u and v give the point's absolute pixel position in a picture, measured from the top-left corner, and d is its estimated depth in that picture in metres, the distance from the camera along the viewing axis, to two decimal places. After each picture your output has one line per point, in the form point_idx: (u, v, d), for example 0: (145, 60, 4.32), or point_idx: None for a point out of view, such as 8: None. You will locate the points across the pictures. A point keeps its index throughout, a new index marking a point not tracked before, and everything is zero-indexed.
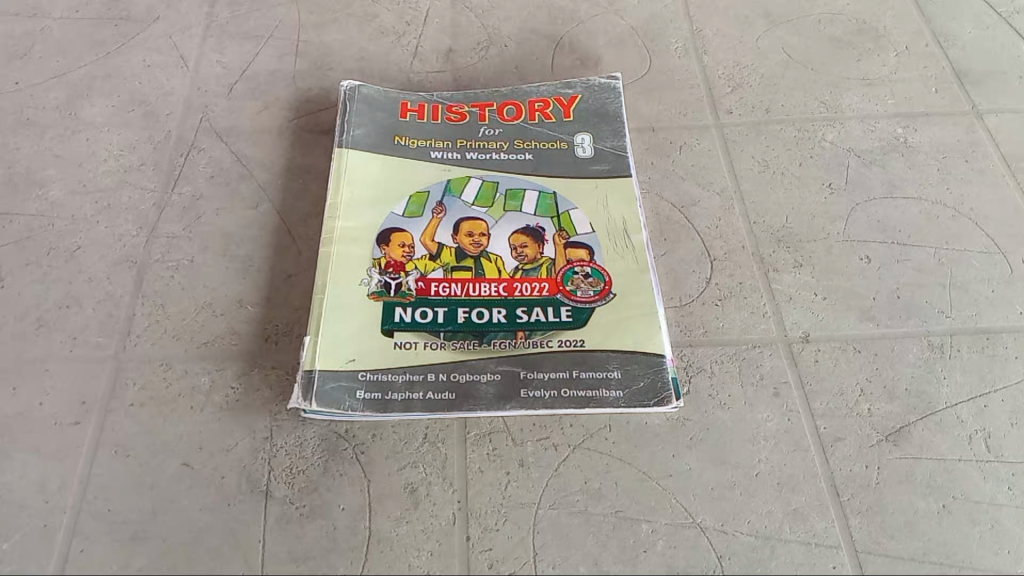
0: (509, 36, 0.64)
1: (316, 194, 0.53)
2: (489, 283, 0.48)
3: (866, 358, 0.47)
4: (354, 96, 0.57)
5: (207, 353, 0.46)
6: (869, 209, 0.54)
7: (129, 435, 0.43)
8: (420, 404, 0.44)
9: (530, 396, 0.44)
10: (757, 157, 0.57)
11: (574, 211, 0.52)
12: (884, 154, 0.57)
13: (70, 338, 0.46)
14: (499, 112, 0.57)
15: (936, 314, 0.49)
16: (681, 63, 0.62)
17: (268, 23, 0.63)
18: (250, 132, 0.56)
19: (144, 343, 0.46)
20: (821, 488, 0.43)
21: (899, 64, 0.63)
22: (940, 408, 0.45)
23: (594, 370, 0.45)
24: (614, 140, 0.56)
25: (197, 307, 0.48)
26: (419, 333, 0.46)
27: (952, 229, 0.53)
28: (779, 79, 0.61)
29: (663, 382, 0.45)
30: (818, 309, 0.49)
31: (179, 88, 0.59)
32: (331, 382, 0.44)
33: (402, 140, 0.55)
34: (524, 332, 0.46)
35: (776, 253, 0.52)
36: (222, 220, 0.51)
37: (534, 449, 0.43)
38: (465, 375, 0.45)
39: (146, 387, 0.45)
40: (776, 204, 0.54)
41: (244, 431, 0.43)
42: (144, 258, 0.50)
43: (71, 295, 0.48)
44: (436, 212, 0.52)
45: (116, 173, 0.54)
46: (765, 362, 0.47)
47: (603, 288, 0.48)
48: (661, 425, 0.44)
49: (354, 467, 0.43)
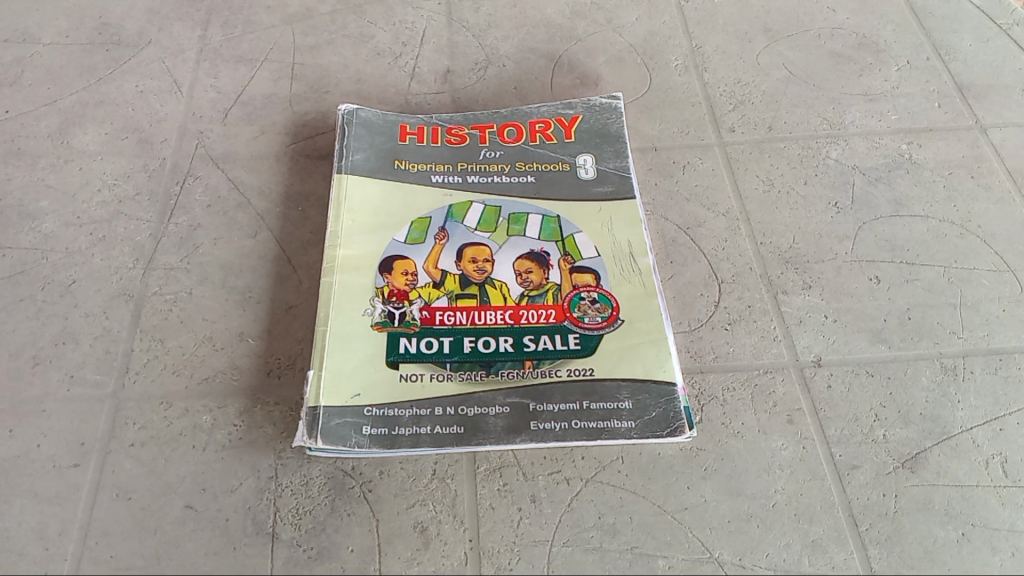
0: (507, 55, 0.63)
1: (315, 221, 0.52)
2: (495, 311, 0.48)
3: (879, 383, 0.46)
4: (353, 119, 0.56)
5: (208, 390, 0.45)
6: (876, 227, 0.53)
7: (131, 477, 0.42)
8: (428, 439, 0.43)
9: (540, 429, 0.43)
10: (762, 176, 0.56)
11: (579, 235, 0.51)
12: (889, 171, 0.57)
13: (68, 377, 0.45)
14: (500, 134, 0.57)
15: (948, 335, 0.48)
16: (682, 81, 0.62)
17: (262, 46, 0.62)
18: (247, 158, 0.55)
19: (143, 380, 0.45)
20: (839, 519, 0.42)
21: (901, 78, 0.62)
22: (956, 432, 0.45)
23: (604, 400, 0.44)
24: (617, 161, 0.55)
25: (197, 342, 0.47)
26: (424, 364, 0.45)
27: (961, 247, 0.53)
28: (781, 96, 0.61)
29: (675, 412, 0.44)
30: (829, 333, 0.48)
31: (173, 114, 0.57)
32: (336, 418, 0.43)
33: (402, 164, 0.54)
34: (532, 361, 0.46)
35: (784, 275, 0.51)
36: (220, 250, 0.50)
37: (546, 483, 0.42)
38: (473, 408, 0.44)
39: (147, 426, 0.43)
40: (783, 224, 0.54)
41: (248, 470, 0.42)
42: (141, 291, 0.48)
43: (68, 331, 0.47)
44: (438, 237, 0.51)
45: (111, 203, 0.52)
46: (779, 389, 0.46)
47: (610, 314, 0.48)
48: (675, 456, 0.43)
49: (362, 507, 0.42)
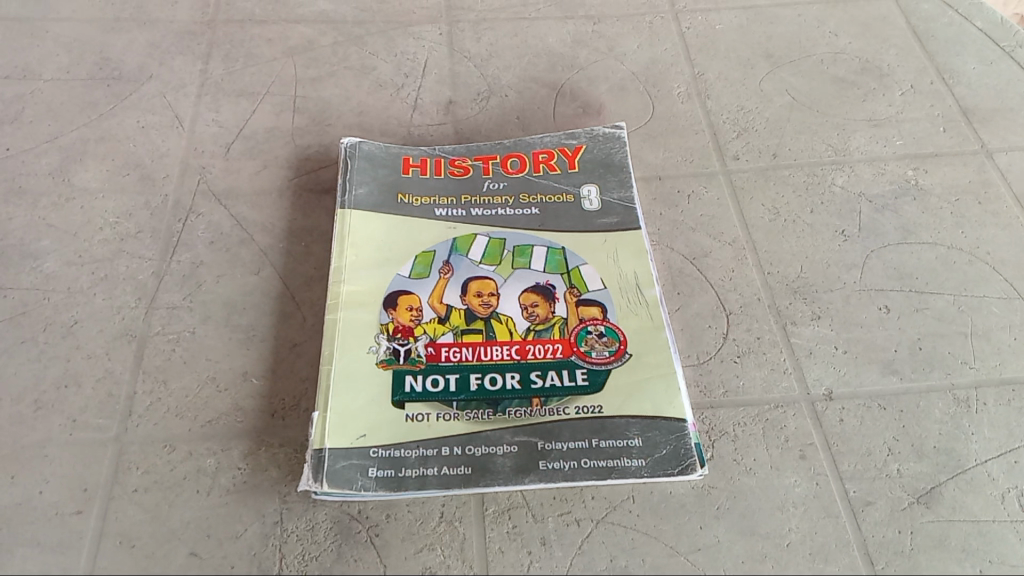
0: (509, 85, 0.63)
1: (319, 257, 0.52)
2: (501, 347, 0.47)
3: (892, 416, 0.46)
4: (355, 153, 0.56)
5: (212, 432, 0.44)
6: (884, 255, 0.53)
7: (134, 523, 0.41)
8: (435, 480, 0.42)
9: (549, 468, 0.43)
10: (767, 205, 0.56)
11: (585, 267, 0.51)
12: (896, 198, 0.56)
13: (70, 421, 0.44)
14: (503, 166, 0.56)
15: (960, 365, 0.48)
16: (685, 109, 0.61)
17: (264, 79, 0.62)
18: (249, 193, 0.55)
19: (147, 423, 0.44)
20: (854, 557, 0.41)
21: (905, 103, 0.62)
22: (971, 466, 0.44)
23: (614, 438, 0.44)
24: (621, 191, 0.55)
25: (200, 382, 0.46)
26: (431, 403, 0.45)
27: (970, 274, 0.52)
28: (785, 122, 0.61)
29: (686, 450, 0.43)
30: (839, 364, 0.48)
31: (175, 149, 0.57)
32: (342, 460, 0.42)
33: (406, 198, 0.54)
34: (540, 398, 0.45)
35: (793, 305, 0.50)
36: (223, 288, 0.50)
37: (556, 525, 0.42)
38: (481, 448, 0.43)
39: (150, 471, 0.43)
40: (790, 253, 0.53)
41: (253, 515, 0.42)
42: (144, 331, 0.48)
43: (70, 373, 0.46)
44: (443, 271, 0.50)
45: (113, 241, 0.52)
46: (790, 423, 0.45)
47: (618, 348, 0.47)
48: (687, 495, 0.43)
49: (369, 552, 0.41)
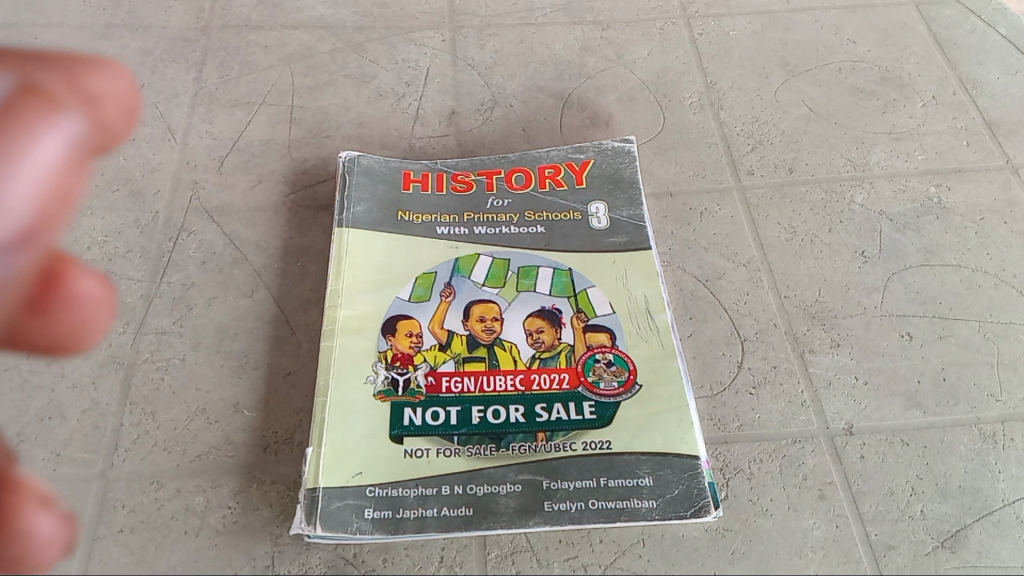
0: (514, 95, 0.60)
1: (314, 278, 0.50)
2: (505, 376, 0.45)
3: (915, 452, 0.43)
4: (354, 167, 0.54)
5: (201, 468, 0.42)
6: (906, 278, 0.51)
7: (119, 567, 0.39)
8: (435, 522, 0.40)
9: (555, 510, 0.41)
10: (783, 223, 0.53)
11: (592, 290, 0.49)
12: (918, 217, 0.54)
13: (53, 455, 0.42)
14: (507, 181, 0.54)
15: (986, 398, 0.46)
16: (697, 120, 0.59)
17: (260, 88, 0.60)
18: (243, 210, 0.53)
19: (133, 458, 0.42)
20: None
21: (927, 115, 0.59)
22: (998, 507, 0.42)
23: (623, 477, 0.42)
24: (631, 209, 0.53)
25: (190, 415, 0.44)
26: (431, 437, 0.43)
27: (996, 299, 0.50)
28: (802, 135, 0.58)
29: (699, 490, 0.41)
30: (860, 397, 0.45)
31: (167, 163, 0.55)
32: (336, 501, 0.40)
33: (406, 215, 0.52)
34: (545, 433, 0.43)
35: (810, 332, 0.48)
36: (215, 312, 0.48)
37: (561, 571, 0.39)
38: (483, 487, 0.41)
39: (137, 509, 0.41)
40: (808, 275, 0.51)
41: (243, 559, 0.40)
42: (132, 358, 0.46)
43: (54, 404, 0.44)
44: (444, 294, 0.48)
45: (101, 261, 0.50)
46: (808, 460, 0.43)
47: (627, 378, 0.45)
48: (699, 538, 0.40)
49: None
